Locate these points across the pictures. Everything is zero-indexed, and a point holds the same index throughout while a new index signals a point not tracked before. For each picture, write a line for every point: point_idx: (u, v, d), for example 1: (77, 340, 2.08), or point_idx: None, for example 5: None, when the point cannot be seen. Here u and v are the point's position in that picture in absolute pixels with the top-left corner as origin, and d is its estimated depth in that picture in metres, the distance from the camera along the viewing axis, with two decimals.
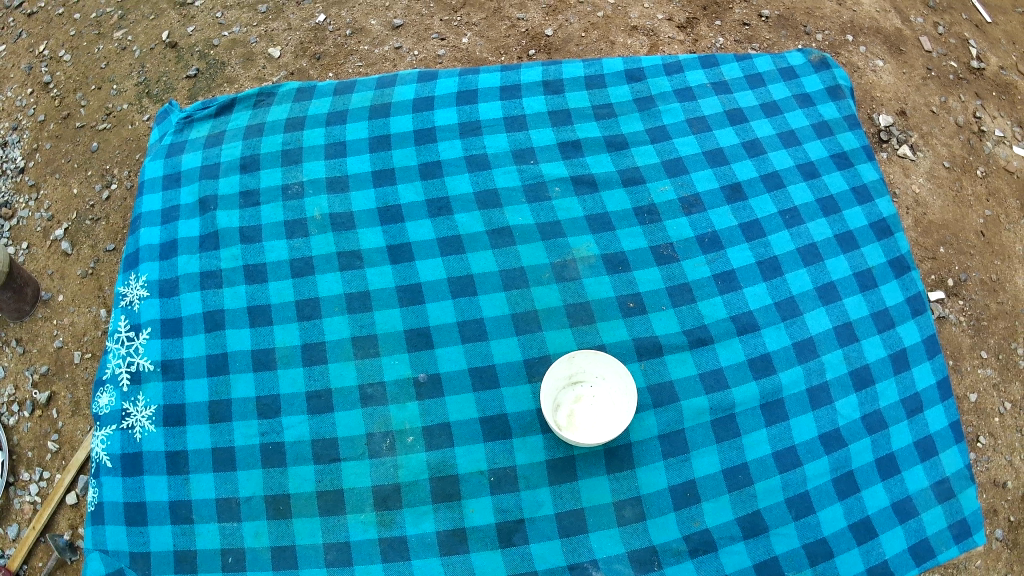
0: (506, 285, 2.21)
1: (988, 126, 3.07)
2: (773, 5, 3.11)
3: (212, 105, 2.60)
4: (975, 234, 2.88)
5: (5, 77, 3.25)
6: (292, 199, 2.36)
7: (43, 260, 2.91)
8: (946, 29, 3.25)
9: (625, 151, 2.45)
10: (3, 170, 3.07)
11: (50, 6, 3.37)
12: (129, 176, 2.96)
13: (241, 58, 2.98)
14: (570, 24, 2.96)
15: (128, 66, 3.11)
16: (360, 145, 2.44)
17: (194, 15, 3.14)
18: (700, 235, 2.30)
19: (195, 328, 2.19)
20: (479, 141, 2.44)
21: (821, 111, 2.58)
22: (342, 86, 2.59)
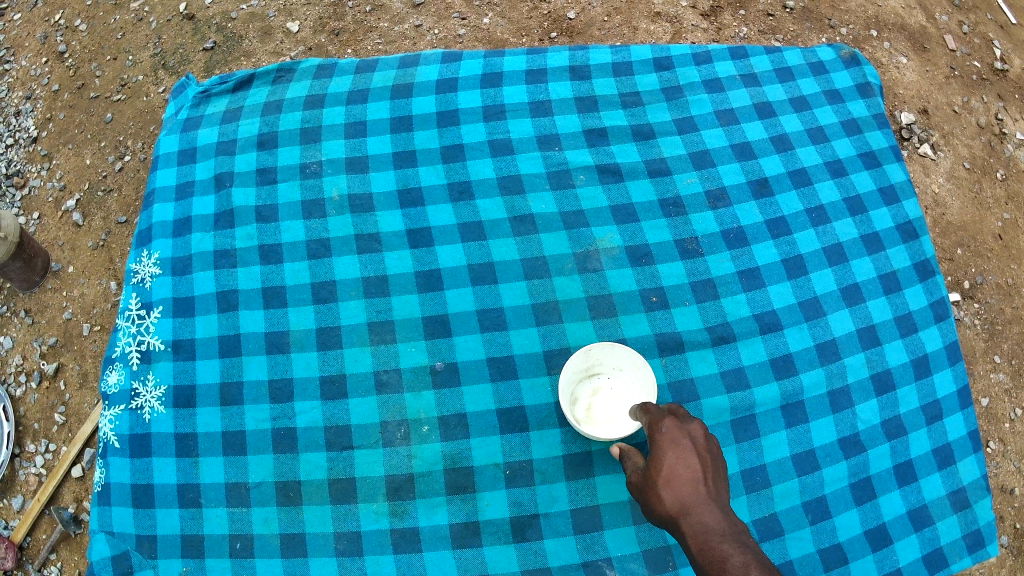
0: (526, 274, 2.19)
1: (1010, 129, 3.03)
2: None
3: (230, 80, 2.57)
4: (993, 237, 2.85)
5: (21, 46, 3.23)
6: (311, 178, 2.34)
7: (54, 231, 2.90)
8: (971, 28, 3.19)
9: (650, 142, 2.42)
10: (15, 139, 3.06)
11: None
12: (143, 149, 2.93)
13: (259, 31, 2.94)
14: (592, 8, 2.91)
15: (144, 37, 3.06)
16: (380, 126, 2.41)
17: None
18: (725, 231, 2.28)
19: (206, 309, 2.17)
20: (503, 126, 2.41)
21: (850, 108, 2.55)
22: (363, 64, 2.56)
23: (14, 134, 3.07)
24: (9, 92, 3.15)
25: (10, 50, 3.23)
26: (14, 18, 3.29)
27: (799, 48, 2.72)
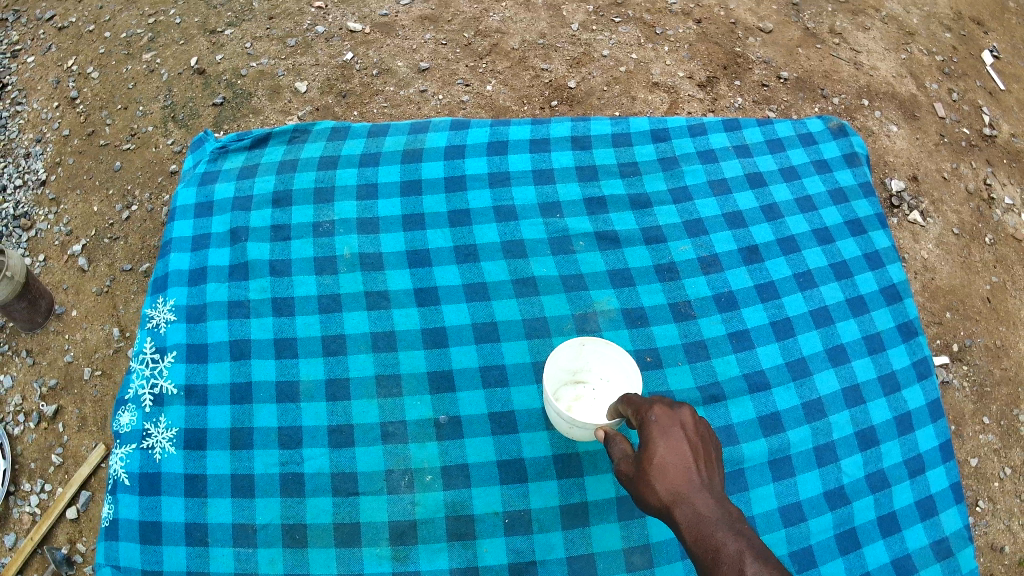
0: (527, 334, 2.25)
1: (998, 194, 3.11)
2: (792, 67, 3.11)
3: (248, 137, 2.64)
4: (982, 300, 2.91)
5: (33, 89, 3.31)
6: (323, 237, 2.41)
7: (58, 274, 2.94)
8: (961, 95, 3.28)
9: (647, 210, 2.49)
10: (24, 181, 3.11)
11: (81, 21, 3.41)
12: (150, 200, 2.99)
13: (268, 90, 2.93)
14: (593, 77, 2.94)
15: (155, 89, 3.13)
16: (391, 189, 2.50)
17: (224, 43, 3.14)
18: (717, 294, 2.33)
19: (220, 356, 2.21)
20: (508, 193, 2.49)
21: (837, 177, 2.63)
22: (375, 129, 2.65)
23: (23, 176, 3.12)
24: (20, 134, 3.22)
25: (23, 92, 3.31)
26: (28, 62, 3.38)
27: (789, 120, 2.81)
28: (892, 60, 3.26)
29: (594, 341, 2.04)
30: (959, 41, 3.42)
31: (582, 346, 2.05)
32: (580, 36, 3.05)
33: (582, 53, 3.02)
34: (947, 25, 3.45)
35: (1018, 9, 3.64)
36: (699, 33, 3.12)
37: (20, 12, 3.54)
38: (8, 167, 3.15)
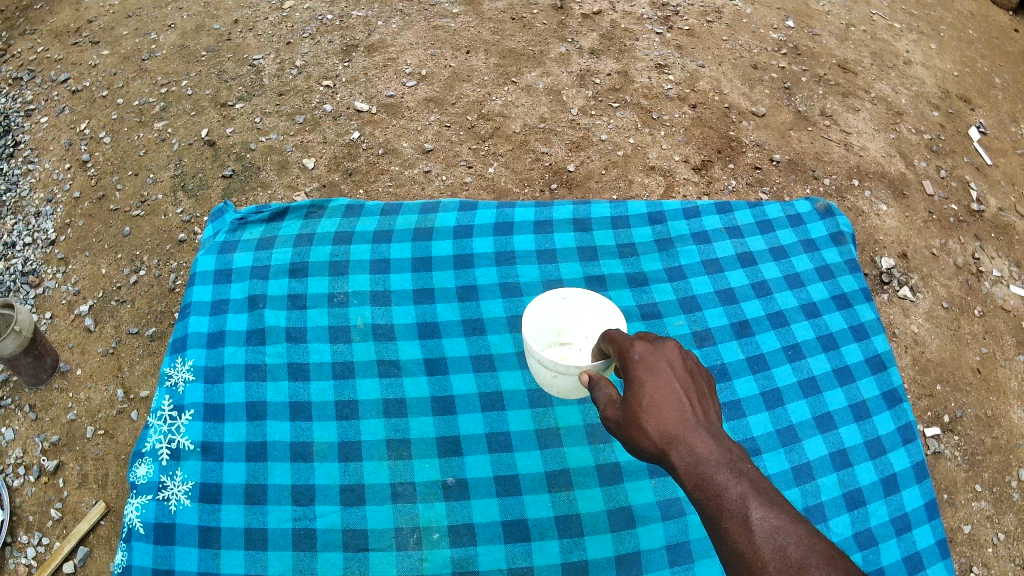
0: (531, 403, 2.31)
1: (986, 267, 3.16)
2: (784, 149, 3.19)
3: (267, 210, 2.71)
4: (971, 371, 2.89)
5: (45, 149, 3.38)
6: (337, 307, 2.47)
7: (65, 333, 2.90)
8: (948, 172, 3.38)
9: (644, 288, 2.56)
10: (33, 239, 3.13)
11: (95, 86, 3.51)
12: (159, 265, 3.02)
13: (276, 165, 2.99)
14: (591, 161, 3.00)
15: (166, 158, 3.20)
16: (403, 264, 2.57)
17: (234, 117, 3.24)
18: (709, 366, 2.39)
19: (236, 416, 2.25)
20: (513, 271, 2.57)
21: (824, 256, 2.70)
22: (388, 207, 2.73)
23: (32, 234, 3.14)
24: (31, 193, 3.27)
25: (35, 152, 3.38)
26: (40, 122, 3.46)
27: (778, 202, 2.90)
28: (881, 140, 3.36)
29: (575, 293, 2.06)
30: (946, 118, 3.53)
31: (563, 301, 2.06)
32: (579, 121, 3.14)
33: (582, 137, 3.10)
34: (935, 103, 3.56)
35: (1003, 85, 3.77)
36: (694, 117, 3.21)
37: (34, 73, 3.64)
38: (18, 225, 3.17)
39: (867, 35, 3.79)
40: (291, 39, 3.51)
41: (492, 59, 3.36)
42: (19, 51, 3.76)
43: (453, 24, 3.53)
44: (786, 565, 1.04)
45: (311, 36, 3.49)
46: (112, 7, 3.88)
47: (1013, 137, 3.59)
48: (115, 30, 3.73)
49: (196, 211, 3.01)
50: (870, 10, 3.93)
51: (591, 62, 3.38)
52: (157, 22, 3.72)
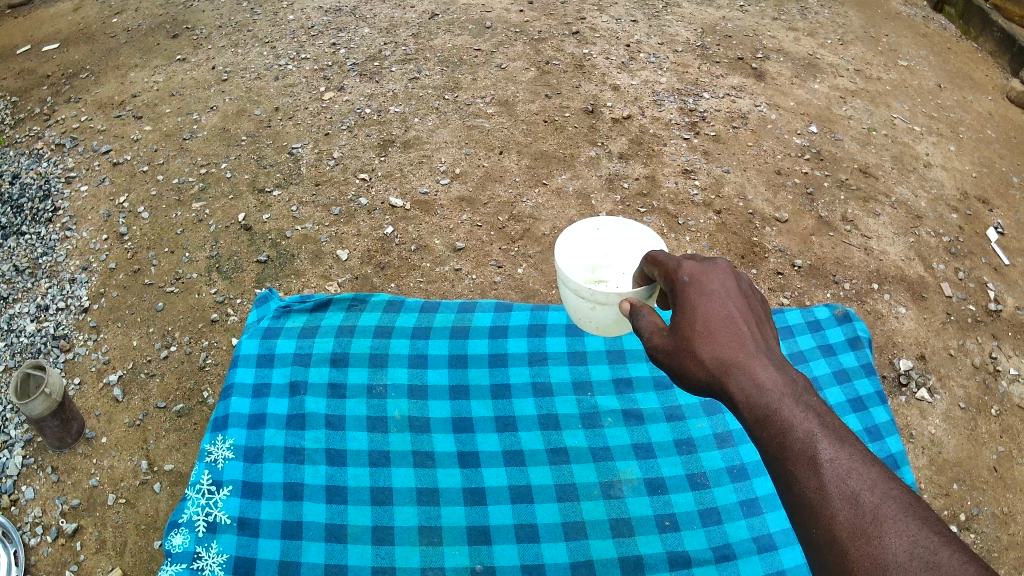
0: (559, 496, 2.35)
1: (1003, 365, 3.10)
2: (805, 254, 3.26)
3: (311, 300, 2.80)
4: (987, 469, 2.78)
5: (83, 217, 3.43)
6: (376, 398, 2.55)
7: (92, 400, 2.84)
8: (967, 273, 3.39)
9: (669, 391, 2.62)
10: (66, 305, 3.12)
11: (136, 160, 3.62)
12: (190, 342, 2.98)
13: (310, 253, 3.09)
14: None
15: (202, 238, 3.25)
16: (440, 360, 2.66)
17: (271, 204, 3.32)
18: (729, 466, 2.43)
19: (274, 494, 2.30)
20: (545, 372, 2.65)
21: (841, 360, 2.74)
22: (428, 304, 2.83)
23: (66, 300, 3.14)
24: (66, 260, 3.28)
25: (73, 220, 3.43)
26: (80, 191, 3.53)
27: (798, 308, 2.96)
28: (901, 244, 3.42)
29: (610, 223, 1.99)
30: (965, 220, 3.58)
31: (597, 232, 2.00)
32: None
33: None
34: (954, 206, 3.62)
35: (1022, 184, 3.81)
36: (718, 223, 3.29)
37: (77, 141, 3.76)
38: (52, 290, 3.18)
39: (888, 138, 3.89)
40: (330, 130, 3.65)
41: (524, 160, 3.46)
42: (64, 117, 3.92)
43: (487, 124, 3.65)
44: (859, 513, 1.06)
45: (349, 128, 3.63)
46: (156, 84, 4.05)
47: None
48: (159, 107, 3.88)
49: (230, 292, 3.08)
50: (891, 113, 4.04)
51: (620, 166, 3.48)
52: (199, 103, 3.88)
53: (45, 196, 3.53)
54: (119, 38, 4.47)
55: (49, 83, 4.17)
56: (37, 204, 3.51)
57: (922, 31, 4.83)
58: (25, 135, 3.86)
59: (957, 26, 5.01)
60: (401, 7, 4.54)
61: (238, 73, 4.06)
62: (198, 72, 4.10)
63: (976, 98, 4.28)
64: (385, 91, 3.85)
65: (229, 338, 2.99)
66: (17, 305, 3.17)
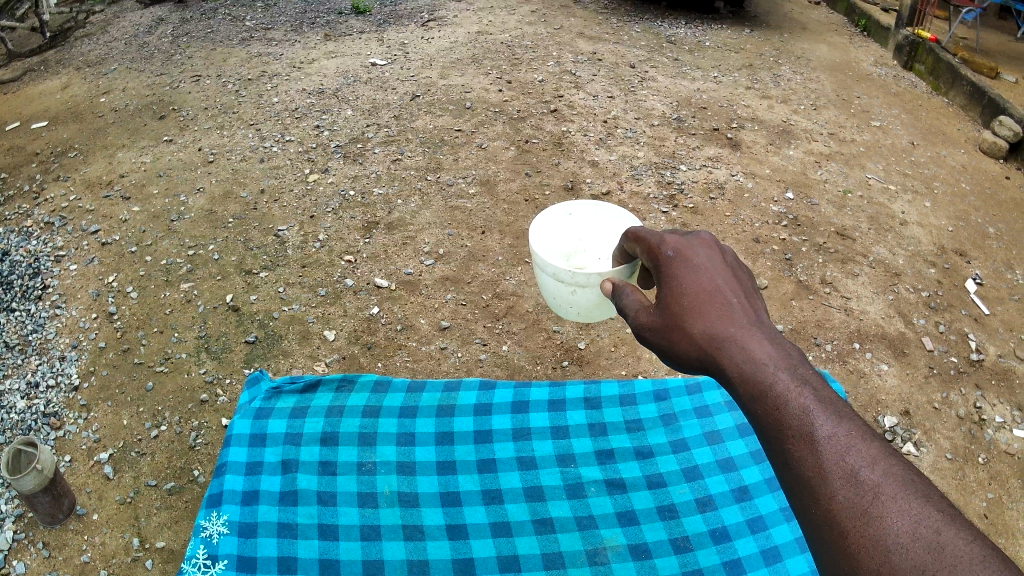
0: (546, 564, 2.34)
1: (988, 414, 3.04)
2: (785, 318, 3.32)
3: (300, 381, 2.81)
4: (978, 516, 2.69)
5: (73, 296, 3.45)
6: (365, 475, 2.55)
7: (83, 477, 2.76)
8: (947, 326, 3.40)
9: (650, 460, 2.64)
10: (56, 382, 3.09)
11: (124, 241, 3.67)
12: (181, 421, 2.92)
13: (298, 334, 3.14)
14: (601, 338, 3.13)
15: (191, 318, 3.27)
16: (427, 437, 2.67)
17: (259, 285, 3.37)
18: (711, 528, 2.44)
19: (267, 568, 2.28)
20: (529, 445, 2.67)
21: None
22: (414, 384, 2.86)
23: (55, 378, 3.11)
24: (55, 338, 3.27)
25: (62, 299, 3.44)
26: (70, 269, 3.57)
27: None
28: (880, 302, 3.46)
29: (581, 208, 2.14)
30: (943, 274, 3.65)
31: (570, 217, 2.14)
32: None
33: None
34: (931, 261, 3.71)
35: (997, 234, 3.93)
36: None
37: (66, 220, 3.83)
38: (42, 366, 3.16)
39: (864, 200, 4.04)
40: (315, 213, 3.75)
41: (506, 240, 3.58)
42: (52, 196, 4.01)
43: (469, 205, 3.79)
44: (861, 491, 1.00)
45: (334, 211, 3.75)
46: (143, 164, 4.17)
47: (1010, 285, 3.65)
48: (146, 188, 3.98)
49: (220, 371, 3.07)
50: (865, 174, 4.24)
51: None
52: (186, 184, 3.98)
53: (35, 273, 3.57)
54: (107, 117, 4.68)
55: (38, 161, 4.33)
56: (27, 281, 3.54)
57: (893, 89, 5.31)
58: (13, 213, 3.94)
59: (927, 82, 5.48)
60: (383, 89, 4.81)
61: (224, 155, 4.20)
62: (185, 154, 4.23)
63: (949, 151, 4.57)
64: (368, 173, 4.00)
65: (219, 418, 2.94)
66: (6, 381, 3.15)
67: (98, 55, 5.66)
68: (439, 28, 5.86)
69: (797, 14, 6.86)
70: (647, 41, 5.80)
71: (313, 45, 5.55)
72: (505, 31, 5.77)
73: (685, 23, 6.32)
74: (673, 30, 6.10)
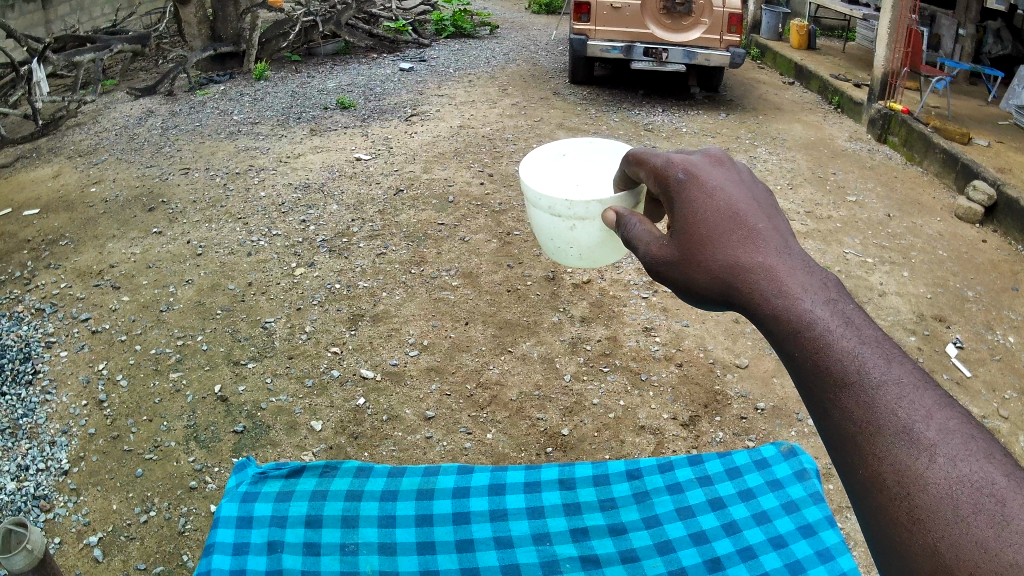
0: None
1: None
2: (768, 396, 3.33)
3: (285, 467, 2.80)
4: None
5: (63, 382, 3.45)
6: (348, 555, 2.49)
7: (72, 560, 2.70)
8: None
9: (624, 536, 2.61)
10: (46, 466, 3.05)
11: (114, 329, 3.72)
12: (171, 506, 2.87)
13: (285, 424, 3.17)
14: (584, 424, 3.16)
15: (180, 408, 3.27)
16: (407, 519, 2.63)
17: (247, 375, 3.41)
18: None
19: None
20: (506, 526, 2.63)
21: (789, 491, 2.76)
22: (395, 469, 2.85)
23: (45, 461, 3.07)
24: (45, 424, 3.25)
25: (52, 385, 3.44)
26: (60, 355, 3.59)
27: (746, 449, 3.01)
28: None
29: (575, 147, 1.94)
30: (922, 341, 3.68)
31: (563, 158, 1.93)
32: (572, 386, 3.35)
33: (575, 401, 3.29)
34: (911, 329, 3.75)
35: (976, 297, 4.00)
36: (680, 375, 3.43)
37: (56, 307, 3.89)
38: (32, 450, 3.12)
39: (842, 274, 4.12)
40: (301, 305, 3.84)
41: (490, 330, 3.68)
42: (43, 282, 4.09)
43: (452, 296, 3.90)
44: (914, 451, 0.85)
45: (321, 304, 3.84)
46: (133, 255, 4.26)
47: (991, 346, 3.67)
48: (136, 279, 4.05)
49: (209, 460, 3.04)
50: (843, 249, 4.34)
51: (582, 329, 3.69)
52: (176, 276, 4.06)
53: (26, 357, 3.58)
54: (98, 206, 4.80)
55: (29, 248, 4.41)
56: (17, 365, 3.54)
57: (868, 163, 5.51)
58: (4, 298, 4.00)
59: (902, 153, 5.70)
60: (368, 183, 4.98)
61: (213, 248, 4.30)
62: (174, 246, 4.33)
63: (925, 221, 4.69)
64: (353, 267, 4.11)
65: (208, 505, 2.88)
66: None
67: (90, 145, 5.83)
68: (422, 121, 6.06)
69: (771, 97, 7.18)
70: (625, 129, 5.98)
71: (299, 139, 5.74)
72: (487, 124, 5.96)
73: (662, 109, 6.54)
74: (651, 117, 6.30)
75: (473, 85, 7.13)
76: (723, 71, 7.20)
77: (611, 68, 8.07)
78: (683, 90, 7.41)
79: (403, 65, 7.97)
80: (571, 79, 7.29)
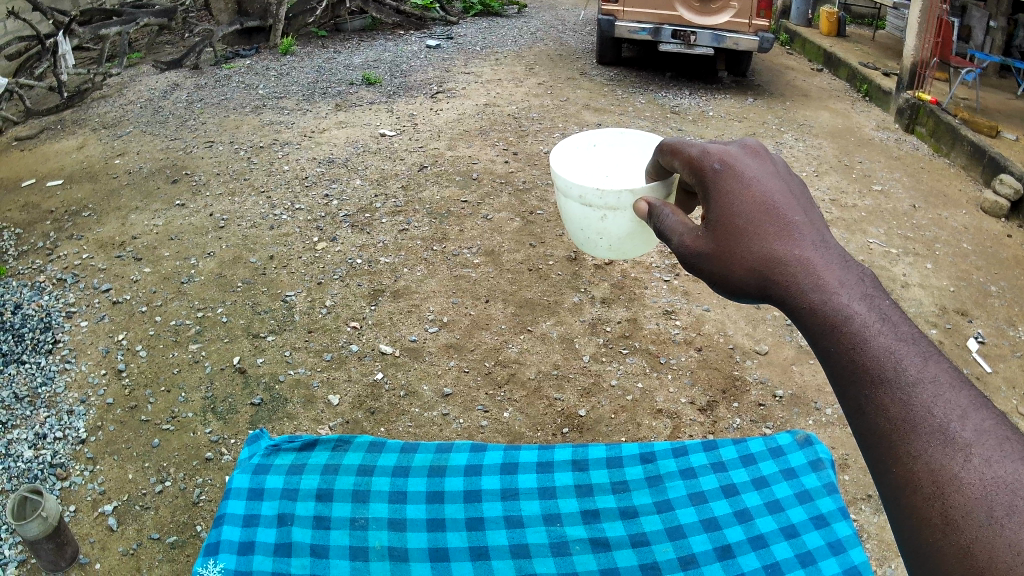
0: None
1: None
2: (786, 384, 3.31)
3: (298, 440, 2.79)
4: None
5: (83, 351, 3.48)
6: (358, 529, 2.50)
7: (87, 528, 2.72)
8: None
9: (635, 519, 2.60)
10: (63, 435, 3.07)
11: (134, 300, 3.74)
12: (186, 477, 2.89)
13: (302, 398, 3.18)
14: (601, 406, 3.15)
15: (198, 379, 3.29)
16: (418, 496, 2.63)
17: (266, 348, 3.43)
18: None
19: None
20: (517, 505, 2.63)
21: (803, 481, 2.73)
22: (407, 445, 2.84)
23: (63, 430, 3.10)
24: (64, 393, 3.27)
25: (72, 354, 3.47)
26: (81, 325, 3.62)
27: (762, 436, 2.98)
28: None
29: (606, 138, 1.91)
30: (944, 333, 3.64)
31: (594, 148, 1.91)
32: (590, 367, 3.34)
33: (593, 382, 3.28)
34: (933, 321, 3.71)
35: (999, 292, 3.96)
36: (699, 359, 3.41)
37: (78, 277, 3.92)
38: (50, 419, 3.15)
39: (866, 264, 4.08)
40: (322, 279, 3.85)
41: (509, 309, 3.67)
42: (66, 253, 4.12)
43: (473, 274, 3.90)
44: (949, 451, 0.84)
45: (342, 279, 3.85)
46: (155, 226, 4.29)
47: (1014, 342, 3.63)
48: (158, 250, 4.08)
49: (225, 432, 3.05)
50: (867, 239, 4.30)
51: (602, 310, 3.68)
52: (197, 248, 4.08)
53: (46, 327, 3.61)
54: (121, 178, 4.83)
55: (53, 219, 4.45)
56: (38, 334, 3.58)
57: (895, 153, 5.46)
58: (26, 267, 4.03)
59: (929, 144, 5.64)
60: (391, 159, 4.98)
61: (235, 221, 4.31)
62: (196, 218, 4.35)
63: (950, 214, 4.64)
64: (375, 242, 4.12)
65: (223, 476, 2.90)
66: (14, 431, 3.13)
67: (115, 117, 5.86)
68: (448, 99, 6.04)
69: (797, 84, 7.11)
70: (651, 111, 5.95)
71: (324, 114, 5.75)
72: (513, 103, 5.94)
73: (689, 93, 6.50)
74: (677, 101, 6.27)
75: (499, 64, 7.11)
76: (750, 56, 7.14)
77: (637, 51, 8.02)
78: (709, 74, 7.35)
79: (430, 42, 7.95)
80: (598, 61, 7.26)
